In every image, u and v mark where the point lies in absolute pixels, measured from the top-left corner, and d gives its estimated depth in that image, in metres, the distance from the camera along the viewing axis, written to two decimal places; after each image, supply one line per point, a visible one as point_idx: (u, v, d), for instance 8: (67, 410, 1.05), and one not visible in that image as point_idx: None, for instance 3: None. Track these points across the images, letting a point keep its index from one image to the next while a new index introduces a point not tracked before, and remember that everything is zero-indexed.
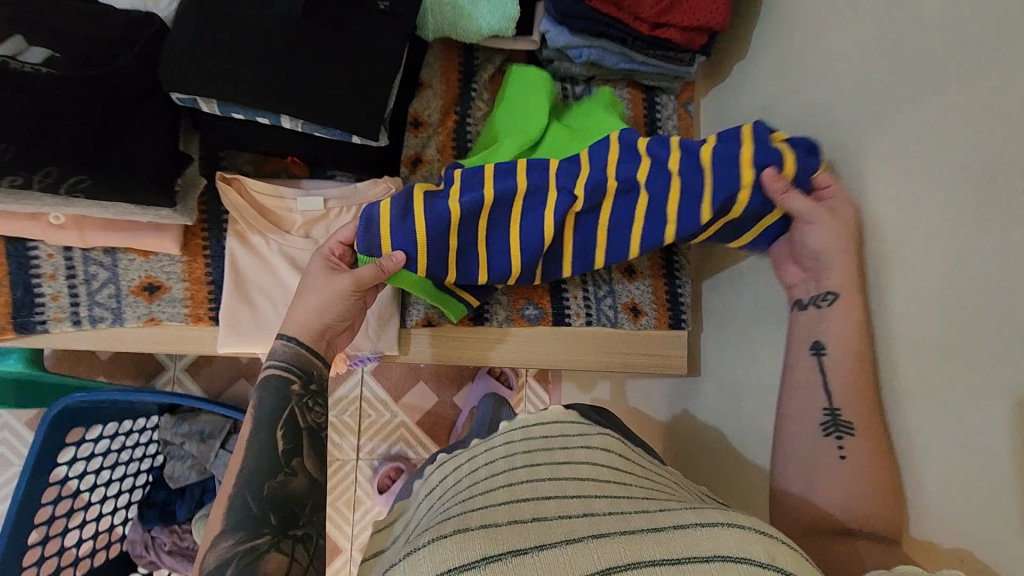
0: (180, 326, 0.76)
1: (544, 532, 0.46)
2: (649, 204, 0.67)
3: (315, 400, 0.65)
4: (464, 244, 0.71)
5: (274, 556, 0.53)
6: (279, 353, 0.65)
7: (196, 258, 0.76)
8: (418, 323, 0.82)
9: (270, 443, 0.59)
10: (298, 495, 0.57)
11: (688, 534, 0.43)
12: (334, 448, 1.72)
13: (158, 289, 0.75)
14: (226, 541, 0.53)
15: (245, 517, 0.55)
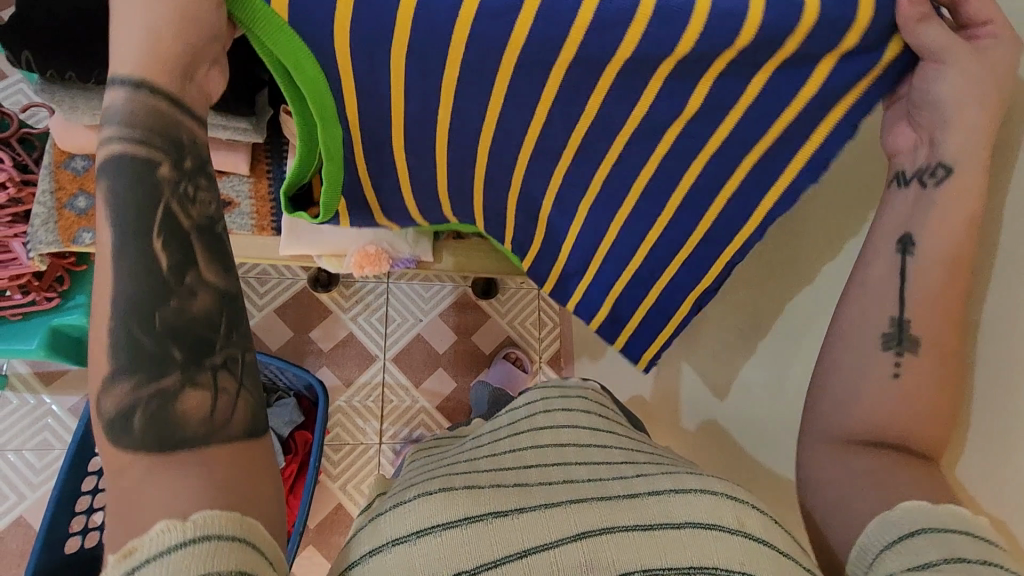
0: (247, 235, 0.89)
1: (526, 495, 0.52)
2: (695, 65, 0.48)
3: (194, 180, 0.47)
4: (430, 134, 0.58)
5: (193, 389, 0.44)
6: (119, 113, 0.45)
7: (260, 179, 0.88)
8: (449, 237, 0.94)
9: (148, 257, 0.44)
10: (200, 319, 0.45)
11: (666, 500, 0.51)
12: (358, 433, 1.78)
13: (228, 205, 0.88)
14: (121, 379, 0.42)
15: (138, 350, 0.43)
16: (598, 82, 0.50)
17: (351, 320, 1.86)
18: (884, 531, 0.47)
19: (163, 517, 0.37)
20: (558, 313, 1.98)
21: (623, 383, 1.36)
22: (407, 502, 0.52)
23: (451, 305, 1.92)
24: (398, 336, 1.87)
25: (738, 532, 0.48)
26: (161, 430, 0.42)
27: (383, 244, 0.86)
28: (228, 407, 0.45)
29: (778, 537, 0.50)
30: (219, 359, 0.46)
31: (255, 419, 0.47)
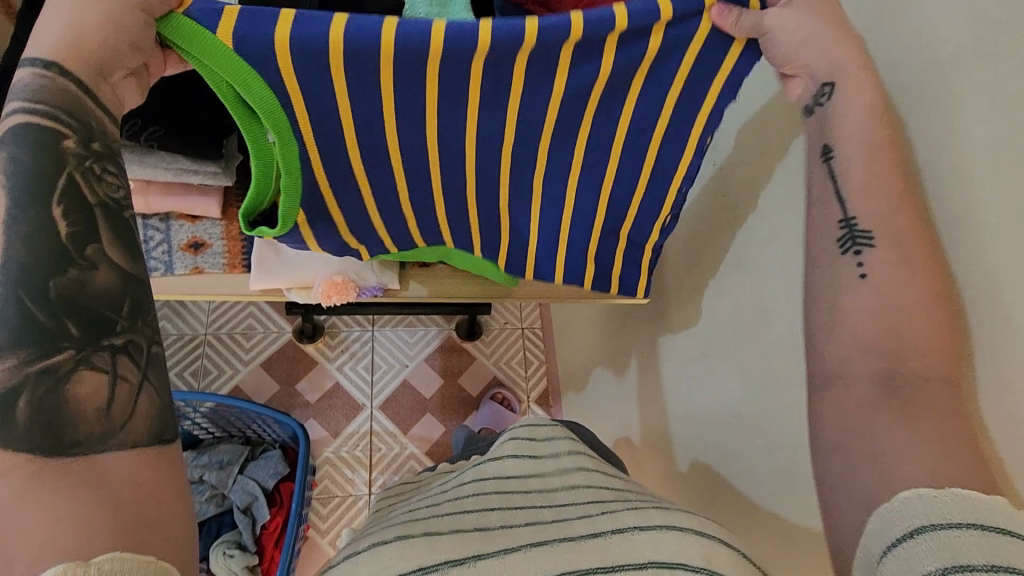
0: (220, 273, 0.94)
1: (483, 543, 0.53)
2: (580, 78, 0.56)
3: (102, 164, 0.47)
4: (384, 156, 0.62)
5: (88, 371, 0.40)
6: (32, 89, 0.45)
7: (232, 222, 0.93)
8: (415, 264, 0.98)
9: (48, 225, 0.42)
10: (104, 295, 0.43)
11: (630, 538, 0.52)
12: (347, 484, 1.75)
13: (201, 246, 0.93)
14: (2, 361, 0.37)
15: (27, 325, 0.39)
16: (499, 94, 0.56)
17: (337, 370, 1.87)
18: (902, 522, 0.39)
19: (55, 563, 0.31)
20: (544, 351, 2.00)
21: (606, 409, 1.36)
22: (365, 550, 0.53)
23: (437, 350, 1.94)
24: (385, 382, 1.88)
25: (702, 570, 0.49)
26: (42, 421, 0.37)
27: (349, 273, 0.91)
28: (128, 396, 0.42)
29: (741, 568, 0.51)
30: (121, 341, 0.43)
31: (163, 421, 0.43)
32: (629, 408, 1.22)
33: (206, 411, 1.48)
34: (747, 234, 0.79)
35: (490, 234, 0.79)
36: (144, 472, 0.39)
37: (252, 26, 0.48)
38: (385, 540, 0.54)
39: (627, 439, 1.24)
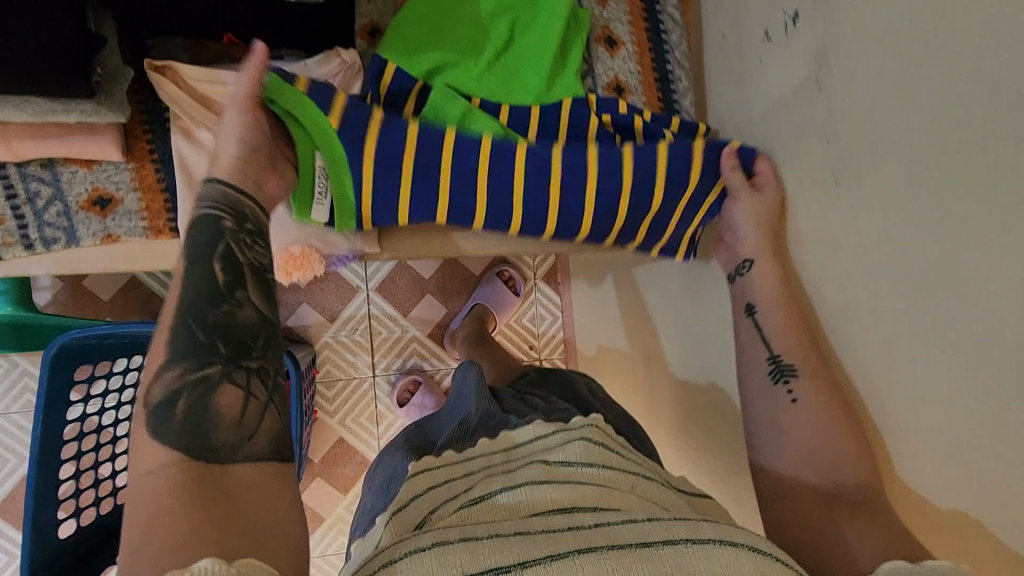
0: (141, 241, 0.70)
1: (536, 540, 0.49)
2: None
3: (251, 239, 0.60)
4: (440, 189, 0.73)
5: (230, 388, 0.51)
6: (209, 196, 0.61)
7: (144, 164, 0.69)
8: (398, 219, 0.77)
9: (208, 275, 0.55)
10: (247, 329, 0.54)
11: (683, 553, 0.48)
12: (349, 367, 1.72)
13: (110, 202, 0.69)
14: (172, 366, 0.50)
15: (193, 346, 0.51)
16: (518, 151, 0.73)
17: None
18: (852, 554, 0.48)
19: None
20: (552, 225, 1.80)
21: (652, 320, 1.22)
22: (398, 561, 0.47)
23: None
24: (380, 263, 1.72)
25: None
26: (214, 328, 0.53)
27: (309, 241, 0.74)
28: (256, 416, 0.51)
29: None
30: (250, 315, 0.55)
31: (277, 436, 0.51)
32: (684, 330, 1.08)
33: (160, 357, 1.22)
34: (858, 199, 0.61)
35: (533, 222, 0.76)
36: (259, 476, 0.48)
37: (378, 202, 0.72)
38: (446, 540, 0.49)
39: (675, 359, 1.13)
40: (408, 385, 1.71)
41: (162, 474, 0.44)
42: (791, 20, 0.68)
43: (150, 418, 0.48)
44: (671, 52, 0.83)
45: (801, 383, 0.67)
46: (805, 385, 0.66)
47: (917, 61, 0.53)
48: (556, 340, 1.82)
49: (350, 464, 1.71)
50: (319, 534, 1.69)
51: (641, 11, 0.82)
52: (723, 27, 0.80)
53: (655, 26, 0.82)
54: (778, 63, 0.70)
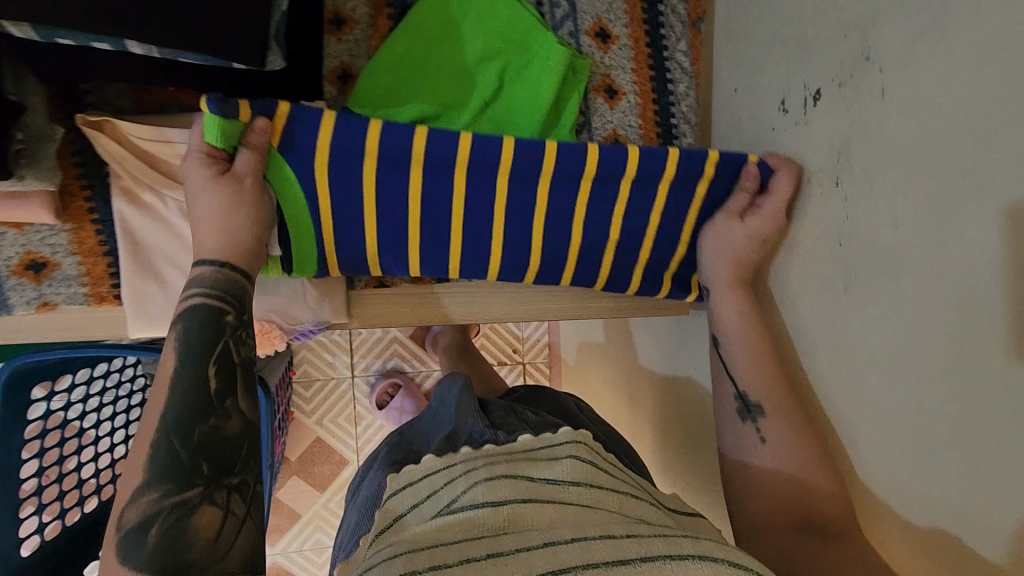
0: (82, 308, 0.64)
1: (504, 563, 0.49)
2: None
3: (248, 332, 0.56)
4: (403, 239, 0.66)
5: (209, 509, 0.47)
6: (204, 280, 0.55)
7: (83, 225, 0.62)
8: (368, 285, 0.70)
9: (198, 383, 0.51)
10: (231, 440, 0.51)
11: (660, 569, 0.48)
12: (328, 368, 1.67)
13: (45, 267, 0.62)
14: (144, 492, 0.47)
15: (171, 463, 0.48)
16: (500, 172, 0.64)
17: None
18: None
19: None
20: None
21: (646, 357, 1.16)
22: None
23: None
24: None
25: None
26: (200, 442, 0.49)
27: (269, 316, 0.67)
28: (235, 535, 0.48)
29: None
30: (235, 427, 0.52)
31: (255, 550, 0.49)
32: (676, 378, 1.04)
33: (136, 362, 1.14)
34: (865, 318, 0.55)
35: (510, 272, 0.71)
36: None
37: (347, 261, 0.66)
38: (416, 570, 0.49)
39: (665, 402, 1.09)
40: (387, 387, 1.66)
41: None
42: (811, 98, 0.60)
43: (122, 543, 0.45)
44: (676, 105, 0.75)
45: (771, 421, 0.62)
46: (774, 424, 0.62)
47: (950, 189, 0.47)
48: (541, 345, 1.69)
49: (327, 464, 1.68)
50: (294, 530, 1.68)
51: (647, 57, 0.74)
52: (737, 81, 0.72)
53: (661, 74, 0.74)
54: (794, 141, 0.64)
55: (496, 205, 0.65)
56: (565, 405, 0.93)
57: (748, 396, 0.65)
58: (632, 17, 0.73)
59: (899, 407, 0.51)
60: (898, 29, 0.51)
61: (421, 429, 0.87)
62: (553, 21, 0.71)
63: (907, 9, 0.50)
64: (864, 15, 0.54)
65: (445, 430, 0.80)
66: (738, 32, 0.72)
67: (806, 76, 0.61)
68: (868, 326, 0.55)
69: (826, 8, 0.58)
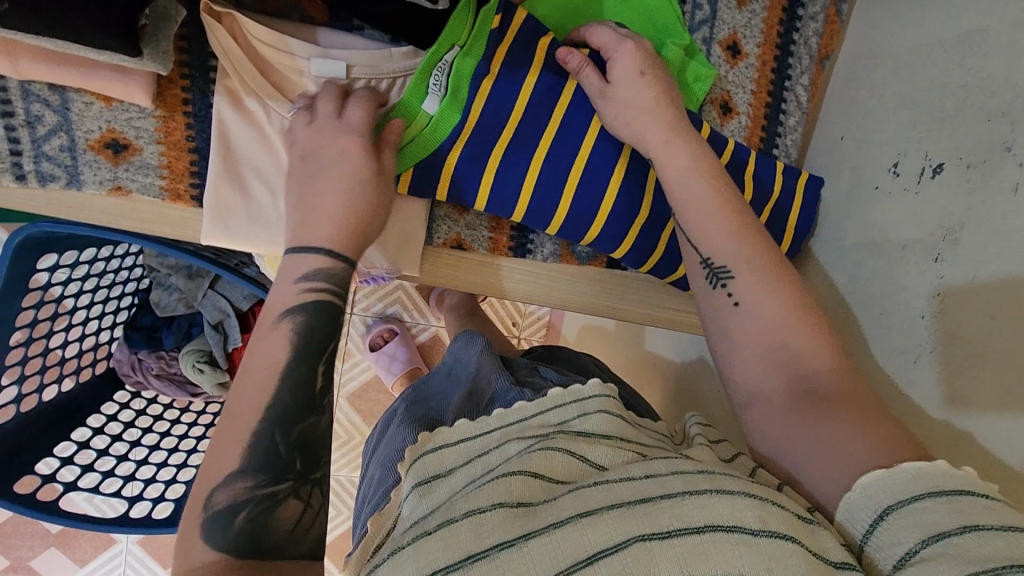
0: (154, 201, 0.61)
1: (529, 516, 0.45)
2: None
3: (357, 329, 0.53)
4: (521, 172, 0.64)
5: (291, 503, 0.46)
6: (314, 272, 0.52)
7: (175, 115, 0.58)
8: (446, 244, 0.69)
9: (305, 377, 0.49)
10: (320, 438, 0.49)
11: (678, 504, 0.44)
12: None
13: (126, 150, 0.58)
14: (240, 477, 0.45)
15: (270, 454, 0.46)
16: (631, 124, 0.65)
17: None
18: (881, 493, 0.42)
19: None
20: None
21: (660, 365, 1.17)
22: (406, 549, 0.46)
23: None
24: None
25: (761, 532, 0.42)
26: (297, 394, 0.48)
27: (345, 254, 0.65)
28: (311, 523, 0.46)
29: (806, 534, 0.43)
30: (325, 425, 0.50)
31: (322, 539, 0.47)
32: (690, 393, 1.06)
33: (143, 249, 1.09)
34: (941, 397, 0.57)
35: (606, 240, 0.69)
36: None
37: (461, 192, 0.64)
38: (453, 518, 0.46)
39: (672, 412, 1.11)
40: (384, 332, 1.65)
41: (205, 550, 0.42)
42: (931, 169, 0.61)
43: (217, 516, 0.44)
44: (782, 136, 0.74)
45: (739, 282, 0.56)
46: (746, 285, 0.56)
47: None
48: (540, 322, 1.69)
49: None
50: None
51: (768, 83, 0.72)
52: (849, 130, 0.73)
53: (777, 103, 0.73)
54: (901, 205, 0.64)
55: (615, 166, 0.65)
56: (584, 361, 0.94)
57: (715, 259, 0.58)
58: (767, 38, 0.71)
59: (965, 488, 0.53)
60: None
61: (437, 385, 0.80)
62: (691, 22, 0.69)
63: None
64: (1017, 105, 0.54)
65: (470, 385, 0.76)
66: (864, 83, 0.71)
67: (931, 146, 0.62)
68: (936, 405, 0.57)
69: (973, 86, 0.58)
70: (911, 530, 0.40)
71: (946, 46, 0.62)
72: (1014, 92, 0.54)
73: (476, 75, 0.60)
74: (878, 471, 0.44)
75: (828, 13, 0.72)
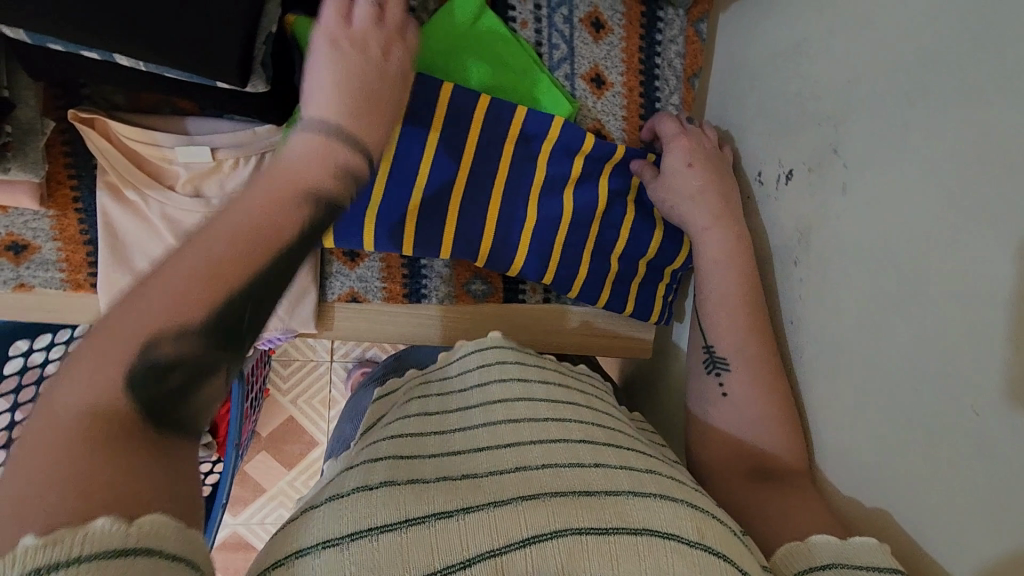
0: (59, 292, 0.66)
1: (473, 487, 0.46)
2: None
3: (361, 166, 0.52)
4: (405, 203, 0.66)
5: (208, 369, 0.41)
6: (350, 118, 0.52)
7: (66, 213, 0.63)
8: (341, 298, 0.72)
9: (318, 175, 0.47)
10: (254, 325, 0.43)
11: (622, 503, 0.45)
12: (309, 350, 1.67)
13: (26, 249, 0.64)
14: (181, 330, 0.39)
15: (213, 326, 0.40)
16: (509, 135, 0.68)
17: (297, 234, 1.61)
18: (825, 552, 0.48)
19: None
20: None
21: None
22: (348, 496, 0.45)
23: None
24: None
25: (695, 544, 0.43)
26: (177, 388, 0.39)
27: None
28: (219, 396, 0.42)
29: (736, 550, 0.45)
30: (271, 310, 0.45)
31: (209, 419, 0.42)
32: None
33: None
34: (823, 388, 0.58)
35: (499, 261, 0.71)
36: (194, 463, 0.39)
37: (345, 237, 0.66)
38: (394, 480, 0.47)
39: None
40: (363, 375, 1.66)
41: (100, 418, 0.36)
42: (784, 176, 0.62)
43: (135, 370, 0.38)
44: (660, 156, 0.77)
45: (732, 376, 0.64)
46: (736, 382, 0.63)
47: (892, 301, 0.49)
48: None
49: (296, 442, 1.68)
50: (258, 502, 1.67)
51: (639, 108, 0.75)
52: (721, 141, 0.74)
53: None
54: (767, 212, 0.65)
55: (498, 179, 0.68)
56: None
57: (715, 349, 0.66)
58: (629, 66, 0.74)
59: (842, 475, 0.55)
60: (863, 134, 0.53)
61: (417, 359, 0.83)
62: (551, 61, 0.72)
63: (871, 116, 0.52)
64: (840, 110, 0.55)
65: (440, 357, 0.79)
66: (729, 95, 0.73)
67: (782, 154, 0.63)
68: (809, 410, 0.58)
69: (807, 93, 0.60)
70: None
71: (786, 57, 0.63)
72: (836, 98, 0.56)
73: None
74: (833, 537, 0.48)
75: (687, 33, 0.74)
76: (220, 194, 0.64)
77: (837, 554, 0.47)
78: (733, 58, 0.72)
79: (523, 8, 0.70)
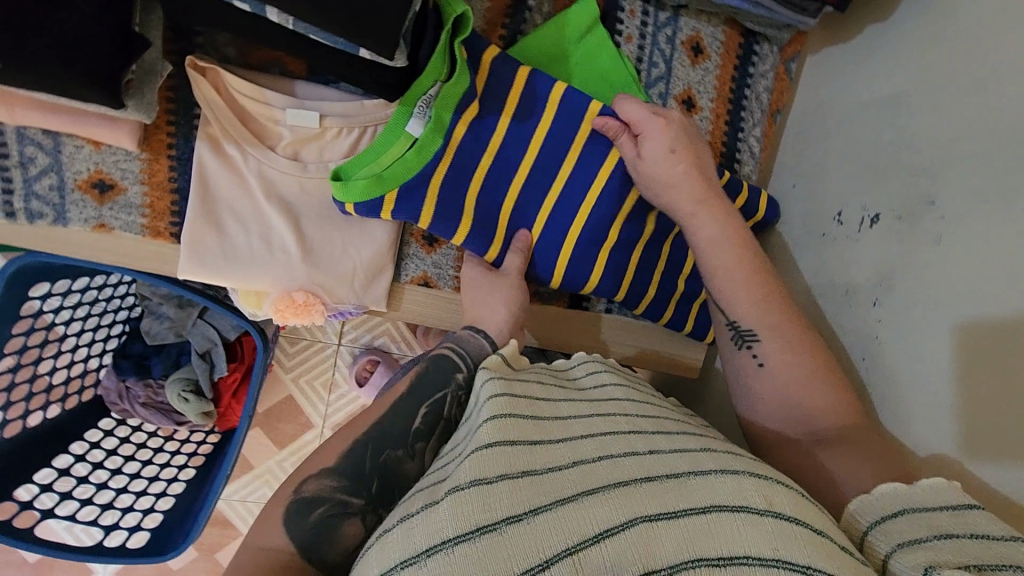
0: (135, 238, 0.65)
1: (545, 485, 0.41)
2: None
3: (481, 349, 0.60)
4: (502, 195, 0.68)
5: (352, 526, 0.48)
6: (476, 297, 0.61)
7: (159, 158, 0.63)
8: (413, 281, 0.72)
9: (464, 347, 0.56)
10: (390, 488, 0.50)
11: (685, 483, 0.41)
12: (318, 331, 1.59)
13: (111, 189, 0.63)
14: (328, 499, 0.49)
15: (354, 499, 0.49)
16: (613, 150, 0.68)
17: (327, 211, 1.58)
18: (892, 500, 0.45)
19: None
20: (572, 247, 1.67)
21: None
22: (418, 516, 0.41)
23: None
24: None
25: (765, 512, 0.38)
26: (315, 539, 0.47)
27: (317, 289, 0.67)
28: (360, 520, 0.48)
29: (835, 535, 0.41)
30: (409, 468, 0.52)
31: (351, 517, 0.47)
32: None
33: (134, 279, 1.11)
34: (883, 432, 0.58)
35: (579, 266, 0.71)
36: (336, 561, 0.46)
37: (441, 228, 0.66)
38: (462, 487, 0.41)
39: None
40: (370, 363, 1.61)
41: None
42: (869, 219, 0.64)
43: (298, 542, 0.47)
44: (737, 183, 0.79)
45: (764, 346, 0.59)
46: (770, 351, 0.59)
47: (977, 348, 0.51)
48: None
49: (292, 423, 1.60)
50: (245, 480, 1.60)
51: (723, 134, 0.77)
52: (799, 177, 0.76)
53: (731, 153, 0.78)
54: (845, 251, 0.67)
55: (593, 186, 0.69)
56: None
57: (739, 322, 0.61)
58: (720, 93, 0.76)
59: None
60: (962, 188, 0.55)
61: None
62: (648, 78, 0.75)
63: (972, 172, 0.54)
64: (940, 162, 0.58)
65: None
66: (812, 135, 0.75)
67: (868, 197, 0.65)
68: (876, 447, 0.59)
69: (903, 142, 0.62)
70: (909, 529, 0.41)
71: (881, 105, 0.65)
72: (935, 151, 0.58)
73: (461, 103, 0.64)
74: (898, 483, 0.46)
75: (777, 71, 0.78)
76: (317, 160, 0.65)
77: (904, 499, 0.44)
78: (821, 99, 0.75)
79: (631, 23, 0.73)
